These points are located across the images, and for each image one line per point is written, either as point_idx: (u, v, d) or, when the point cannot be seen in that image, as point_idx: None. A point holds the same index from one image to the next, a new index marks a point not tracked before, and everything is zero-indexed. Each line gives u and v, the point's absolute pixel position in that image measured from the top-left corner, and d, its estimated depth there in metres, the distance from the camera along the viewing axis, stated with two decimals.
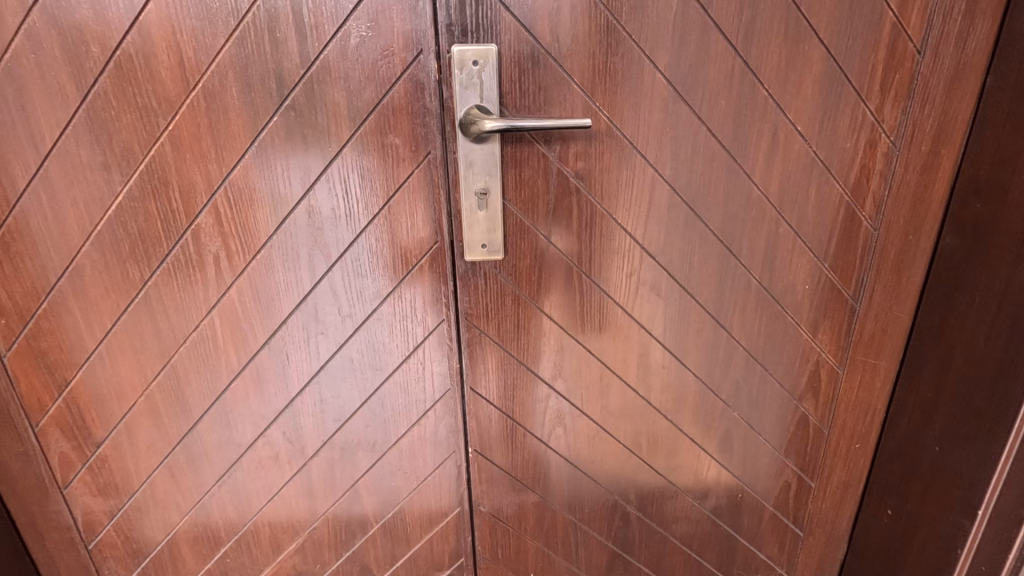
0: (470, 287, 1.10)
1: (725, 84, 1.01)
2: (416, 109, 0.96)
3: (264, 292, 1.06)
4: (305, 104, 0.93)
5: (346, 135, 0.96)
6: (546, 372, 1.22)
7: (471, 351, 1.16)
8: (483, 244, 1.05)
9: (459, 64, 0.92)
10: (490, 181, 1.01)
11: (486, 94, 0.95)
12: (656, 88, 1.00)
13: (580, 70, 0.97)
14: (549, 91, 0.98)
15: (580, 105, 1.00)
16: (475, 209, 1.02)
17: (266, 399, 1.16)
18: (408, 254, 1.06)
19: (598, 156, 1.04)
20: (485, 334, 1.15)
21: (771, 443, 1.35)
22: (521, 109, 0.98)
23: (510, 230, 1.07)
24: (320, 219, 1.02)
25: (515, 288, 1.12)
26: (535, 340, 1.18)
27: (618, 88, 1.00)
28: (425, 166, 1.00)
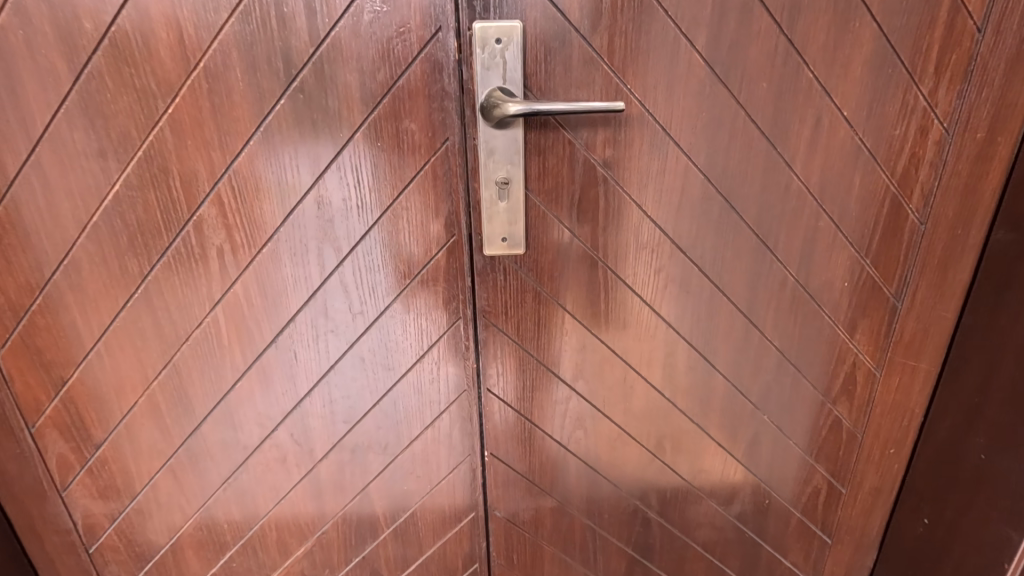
0: (488, 283, 1.03)
1: (767, 65, 0.94)
2: (434, 91, 0.89)
3: (271, 287, 1.00)
4: (314, 86, 0.86)
5: (358, 119, 0.89)
6: (567, 373, 1.15)
7: (488, 351, 1.10)
8: (503, 237, 0.99)
9: (481, 42, 0.85)
10: (511, 169, 0.94)
11: (509, 75, 0.88)
12: (692, 70, 0.93)
13: (612, 49, 0.90)
14: (577, 72, 0.91)
15: (610, 88, 0.92)
16: (496, 199, 0.96)
17: (272, 399, 1.10)
18: (423, 249, 1.00)
19: (627, 143, 0.97)
20: (504, 332, 1.09)
21: (801, 448, 1.29)
22: (547, 92, 0.91)
23: (532, 222, 1.00)
24: (330, 210, 0.95)
25: (535, 284, 1.05)
26: (556, 340, 1.12)
27: (652, 69, 0.92)
28: (442, 154, 0.93)
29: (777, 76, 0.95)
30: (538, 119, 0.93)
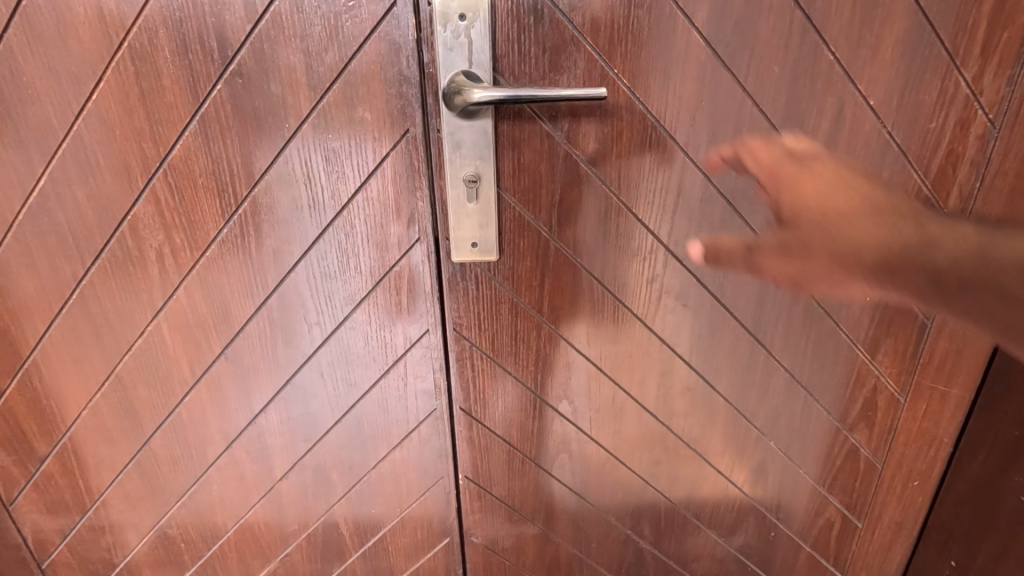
0: (458, 293, 0.93)
1: (780, 45, 0.80)
2: (391, 75, 0.77)
3: (218, 294, 0.91)
4: (254, 68, 0.76)
5: (305, 107, 0.79)
6: (548, 391, 1.04)
7: (459, 367, 0.99)
8: (473, 241, 0.88)
9: (443, 19, 0.74)
10: (481, 165, 0.83)
11: (475, 57, 0.76)
12: (691, 52, 0.80)
13: (596, 27, 0.78)
14: (555, 53, 0.78)
15: (595, 72, 0.80)
16: (464, 200, 0.85)
17: (225, 414, 1.01)
18: (384, 253, 0.89)
19: (615, 136, 0.85)
20: (477, 347, 0.98)
21: (812, 478, 1.16)
22: (521, 76, 0.79)
23: (507, 225, 0.89)
24: (279, 209, 0.85)
25: (511, 294, 0.94)
26: (537, 355, 1.01)
27: (644, 50, 0.80)
28: (403, 147, 0.82)
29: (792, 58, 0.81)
30: (511, 109, 0.81)
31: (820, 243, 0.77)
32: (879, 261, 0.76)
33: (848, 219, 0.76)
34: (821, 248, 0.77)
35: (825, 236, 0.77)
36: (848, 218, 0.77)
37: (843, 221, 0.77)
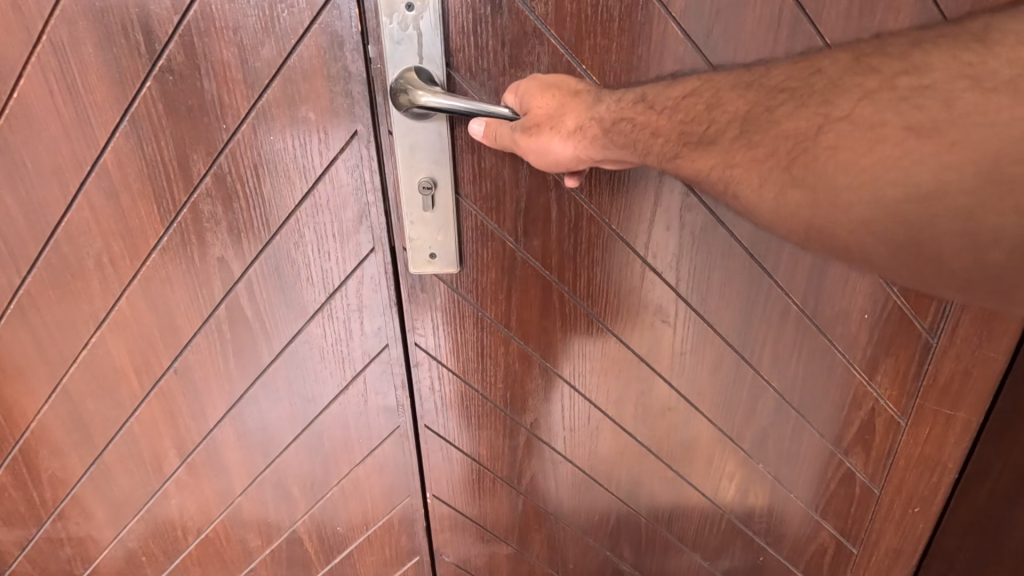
0: (419, 307, 0.87)
1: (767, 41, 0.75)
2: (335, 71, 0.71)
3: (163, 305, 0.85)
4: (185, 64, 0.70)
5: (243, 107, 0.72)
6: (519, 409, 0.99)
7: (422, 383, 0.94)
8: (431, 251, 0.81)
9: (388, 9, 0.67)
10: (437, 169, 0.76)
11: (426, 51, 0.70)
12: (666, 47, 0.75)
13: (560, 18, 0.72)
14: (516, 46, 0.73)
15: (560, 69, 0.75)
16: (420, 207, 0.78)
17: (177, 429, 0.97)
18: (337, 264, 0.82)
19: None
20: (442, 363, 0.92)
21: (804, 502, 1.09)
22: (478, 73, 0.74)
23: (468, 234, 0.82)
24: (220, 217, 0.79)
25: (476, 308, 0.88)
26: (506, 372, 0.95)
27: (616, 42, 0.74)
28: (352, 151, 0.75)
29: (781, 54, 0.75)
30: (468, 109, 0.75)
31: (586, 124, 0.65)
32: (641, 112, 0.62)
33: (579, 103, 0.67)
34: (560, 106, 0.67)
35: (559, 96, 0.68)
36: (603, 103, 0.66)
37: (591, 102, 0.66)
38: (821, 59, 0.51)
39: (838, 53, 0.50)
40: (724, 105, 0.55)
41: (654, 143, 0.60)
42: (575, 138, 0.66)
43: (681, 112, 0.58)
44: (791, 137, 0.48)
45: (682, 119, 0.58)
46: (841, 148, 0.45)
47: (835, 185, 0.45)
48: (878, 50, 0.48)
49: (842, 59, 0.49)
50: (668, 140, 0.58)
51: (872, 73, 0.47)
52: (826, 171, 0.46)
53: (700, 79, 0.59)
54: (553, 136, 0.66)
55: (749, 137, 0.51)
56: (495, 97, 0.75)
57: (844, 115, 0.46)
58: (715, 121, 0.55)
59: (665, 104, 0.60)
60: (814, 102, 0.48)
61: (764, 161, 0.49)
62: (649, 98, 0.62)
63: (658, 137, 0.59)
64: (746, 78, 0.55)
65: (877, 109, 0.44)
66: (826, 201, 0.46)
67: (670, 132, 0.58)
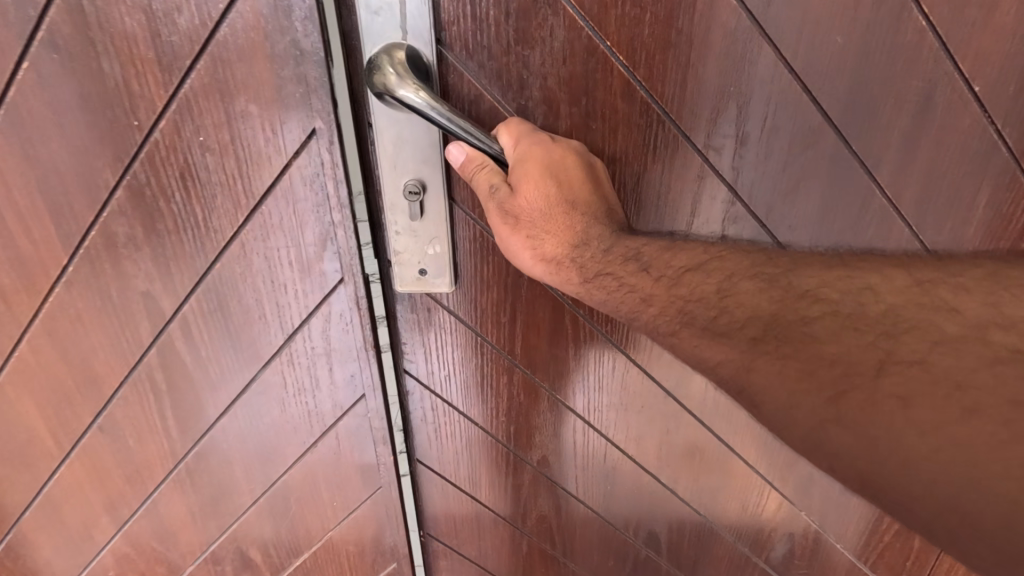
0: (410, 331, 0.71)
1: (847, 6, 0.57)
2: (282, 50, 0.52)
3: (77, 351, 0.67)
4: (75, 38, 0.51)
5: (159, 99, 0.54)
6: (523, 444, 0.85)
7: (412, 416, 0.79)
8: (420, 268, 0.65)
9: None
10: (427, 166, 0.59)
11: (411, 24, 0.55)
12: (714, 16, 0.59)
13: None
14: (523, 17, 0.58)
15: (579, 46, 0.60)
16: (405, 215, 0.61)
17: (109, 493, 0.79)
18: (296, 299, 0.64)
19: (606, 134, 0.65)
20: (435, 394, 0.78)
21: (851, 553, 0.95)
22: (477, 51, 0.60)
23: (464, 248, 0.65)
24: (140, 242, 0.60)
25: (473, 333, 0.72)
26: (509, 406, 0.80)
27: (649, 12, 0.59)
28: (309, 157, 0.57)
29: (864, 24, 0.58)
30: (465, 95, 0.62)
31: (567, 254, 0.56)
32: (636, 273, 0.54)
33: (569, 225, 0.55)
34: (546, 212, 0.54)
35: (552, 196, 0.54)
36: (593, 242, 0.56)
37: (578, 235, 0.55)
38: (873, 273, 0.47)
39: (889, 268, 0.47)
40: (742, 297, 0.50)
41: (644, 311, 0.54)
42: (549, 263, 0.56)
43: (684, 286, 0.53)
44: (837, 363, 0.43)
45: (688, 296, 0.52)
46: (911, 402, 0.40)
47: (901, 440, 0.40)
48: (945, 280, 0.45)
49: (894, 279, 0.46)
50: (666, 315, 0.53)
51: (947, 314, 0.42)
52: (886, 422, 0.41)
53: (716, 255, 0.54)
54: (526, 250, 0.56)
55: (776, 344, 0.47)
56: (497, 80, 0.61)
57: (907, 353, 0.41)
58: (729, 314, 0.50)
59: (665, 273, 0.54)
60: (871, 327, 0.43)
61: (801, 380, 0.45)
62: (646, 256, 0.55)
63: (651, 307, 0.54)
64: (773, 271, 0.51)
65: (961, 365, 0.39)
66: (893, 464, 0.40)
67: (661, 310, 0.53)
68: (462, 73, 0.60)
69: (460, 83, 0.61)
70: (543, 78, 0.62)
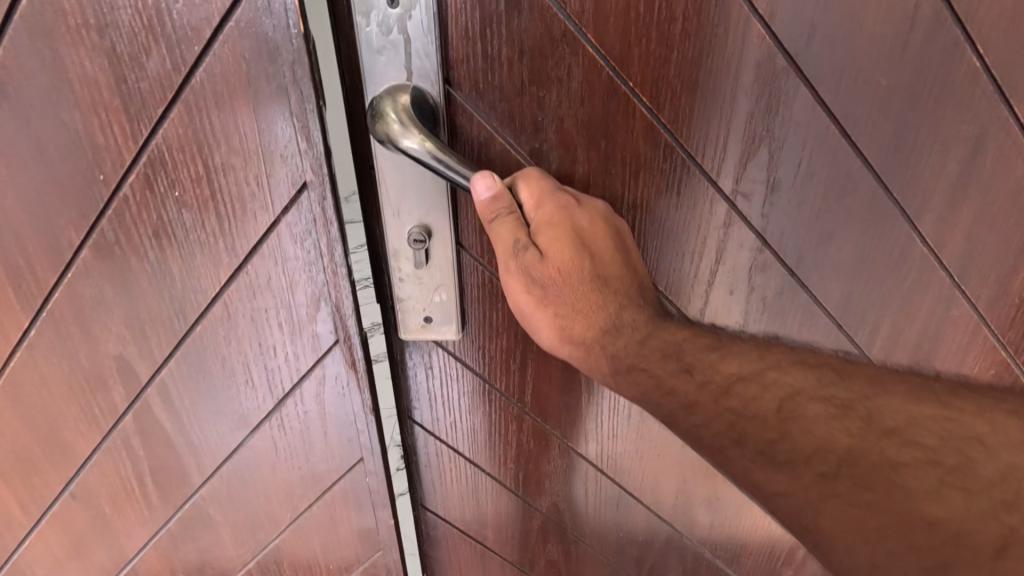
0: (413, 374, 0.66)
1: (894, 47, 0.53)
2: (266, 96, 0.46)
3: (44, 417, 0.61)
4: (31, 85, 0.45)
5: (128, 152, 0.47)
6: (533, 491, 0.80)
7: (419, 459, 0.75)
8: (425, 316, 0.60)
9: (364, 5, 0.46)
10: (433, 211, 0.54)
11: (416, 63, 0.49)
12: (748, 56, 0.53)
13: (602, 20, 0.52)
14: (538, 56, 0.52)
15: (599, 87, 0.55)
16: (410, 262, 0.56)
17: (84, 561, 0.73)
18: (287, 361, 0.58)
19: (626, 179, 0.59)
20: (440, 441, 0.74)
21: None
22: (488, 91, 0.54)
23: (472, 294, 0.60)
24: (111, 303, 0.54)
25: (479, 379, 0.68)
26: (518, 453, 0.76)
27: (676, 51, 0.53)
28: (297, 213, 0.51)
29: (910, 67, 0.54)
30: (473, 138, 0.56)
31: (597, 339, 0.51)
32: (676, 374, 0.49)
33: (600, 305, 0.50)
34: (575, 286, 0.50)
35: (583, 268, 0.50)
36: (628, 329, 0.51)
37: (611, 320, 0.51)
38: (978, 419, 0.41)
39: (1002, 416, 0.41)
40: (808, 423, 0.44)
41: (685, 418, 0.49)
42: (576, 345, 0.51)
43: (735, 399, 0.47)
44: (938, 529, 0.38)
45: (742, 413, 0.46)
46: None
47: None
48: None
49: (1007, 427, 0.40)
50: (712, 429, 0.47)
51: None
52: None
53: (774, 364, 0.48)
54: (551, 329, 0.51)
55: (851, 488, 0.42)
56: (509, 122, 0.55)
57: None
58: (794, 443, 0.44)
59: (713, 380, 0.48)
60: (981, 492, 0.38)
61: (892, 539, 0.40)
62: (688, 355, 0.50)
63: (695, 416, 0.48)
64: (847, 392, 0.44)
65: None
66: None
67: (705, 421, 0.48)
68: (472, 115, 0.54)
69: (468, 125, 0.55)
70: (559, 119, 0.56)
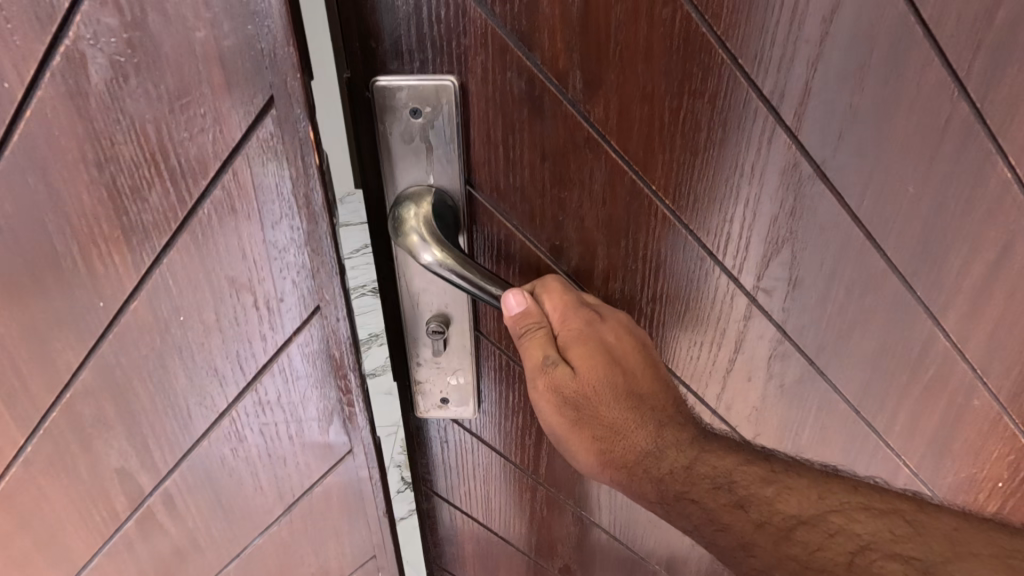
0: (434, 449, 0.66)
1: (923, 155, 0.52)
2: (277, 226, 0.43)
3: (42, 525, 0.58)
4: (25, 215, 0.42)
5: (129, 279, 0.45)
6: (547, 556, 0.79)
7: (440, 523, 0.75)
8: (442, 396, 0.60)
9: (387, 116, 0.46)
10: (451, 302, 0.53)
11: (437, 169, 0.49)
12: (774, 162, 0.52)
13: (626, 128, 0.49)
14: (559, 161, 0.50)
15: (621, 190, 0.52)
16: (428, 348, 0.56)
17: None
18: (297, 468, 0.57)
19: (646, 274, 0.57)
20: (454, 506, 0.73)
21: None
22: (508, 193, 0.52)
23: (488, 375, 0.60)
24: (113, 419, 0.52)
25: (496, 453, 0.67)
26: (532, 521, 0.75)
27: (700, 156, 0.51)
28: (310, 336, 0.49)
29: (938, 173, 0.53)
30: (492, 234, 0.54)
31: (639, 463, 0.50)
32: (729, 507, 0.48)
33: (638, 427, 0.50)
34: (613, 407, 0.49)
35: (615, 390, 0.49)
36: (673, 450, 0.50)
37: (651, 443, 0.50)
38: None
39: None
40: None
41: (743, 554, 0.49)
42: (618, 468, 0.50)
43: (800, 548, 0.46)
44: None
45: (809, 564, 0.46)
46: None
47: None
48: None
49: None
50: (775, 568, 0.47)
51: None
52: None
53: (840, 508, 0.46)
54: (590, 451, 0.50)
55: None
56: (529, 222, 0.53)
57: None
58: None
59: (771, 520, 0.47)
60: None
61: None
62: (740, 487, 0.49)
63: (756, 558, 0.48)
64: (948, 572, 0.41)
65: None
66: None
67: (766, 564, 0.47)
68: (492, 215, 0.53)
69: (487, 223, 0.53)
70: (580, 218, 0.54)
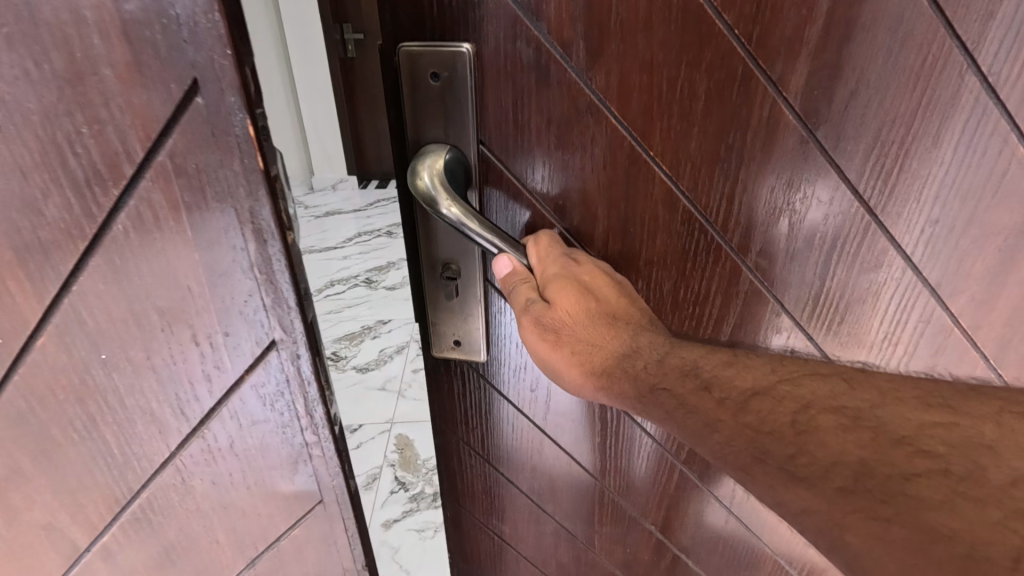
0: (450, 385, 0.60)
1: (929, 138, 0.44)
2: (214, 246, 0.34)
3: None
4: None
5: (31, 310, 0.36)
6: (555, 510, 0.71)
7: (453, 468, 0.68)
8: (456, 338, 0.54)
9: (406, 74, 0.41)
10: (466, 249, 0.48)
11: (451, 133, 0.43)
12: (772, 144, 0.44)
13: (626, 99, 0.42)
14: (564, 126, 0.43)
15: (627, 174, 0.45)
16: (441, 291, 0.51)
17: None
18: (259, 519, 0.48)
19: (645, 239, 0.49)
20: (464, 442, 0.65)
21: None
22: (515, 163, 0.45)
23: (505, 325, 0.54)
24: (30, 470, 0.43)
25: (508, 402, 0.61)
26: (537, 476, 0.68)
27: (698, 127, 0.43)
28: (262, 373, 0.39)
29: (951, 162, 0.45)
30: (502, 201, 0.47)
31: (616, 364, 0.43)
32: (694, 393, 0.40)
33: (612, 335, 0.44)
34: (589, 322, 0.44)
35: (590, 311, 0.44)
36: (647, 348, 0.43)
37: (625, 349, 0.43)
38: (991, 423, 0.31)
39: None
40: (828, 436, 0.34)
41: (707, 439, 0.39)
42: (597, 377, 0.43)
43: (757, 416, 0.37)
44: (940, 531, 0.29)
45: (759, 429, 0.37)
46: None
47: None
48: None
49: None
50: (732, 451, 0.38)
51: None
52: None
53: (790, 377, 0.39)
54: (565, 365, 0.44)
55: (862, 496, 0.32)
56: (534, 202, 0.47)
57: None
58: (813, 458, 0.34)
59: (730, 397, 0.39)
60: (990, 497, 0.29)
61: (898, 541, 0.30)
62: (706, 371, 0.41)
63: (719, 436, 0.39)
64: (882, 416, 0.34)
65: None
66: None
67: (731, 445, 0.38)
68: (503, 175, 0.45)
69: (499, 184, 0.46)
70: (580, 183, 0.46)
